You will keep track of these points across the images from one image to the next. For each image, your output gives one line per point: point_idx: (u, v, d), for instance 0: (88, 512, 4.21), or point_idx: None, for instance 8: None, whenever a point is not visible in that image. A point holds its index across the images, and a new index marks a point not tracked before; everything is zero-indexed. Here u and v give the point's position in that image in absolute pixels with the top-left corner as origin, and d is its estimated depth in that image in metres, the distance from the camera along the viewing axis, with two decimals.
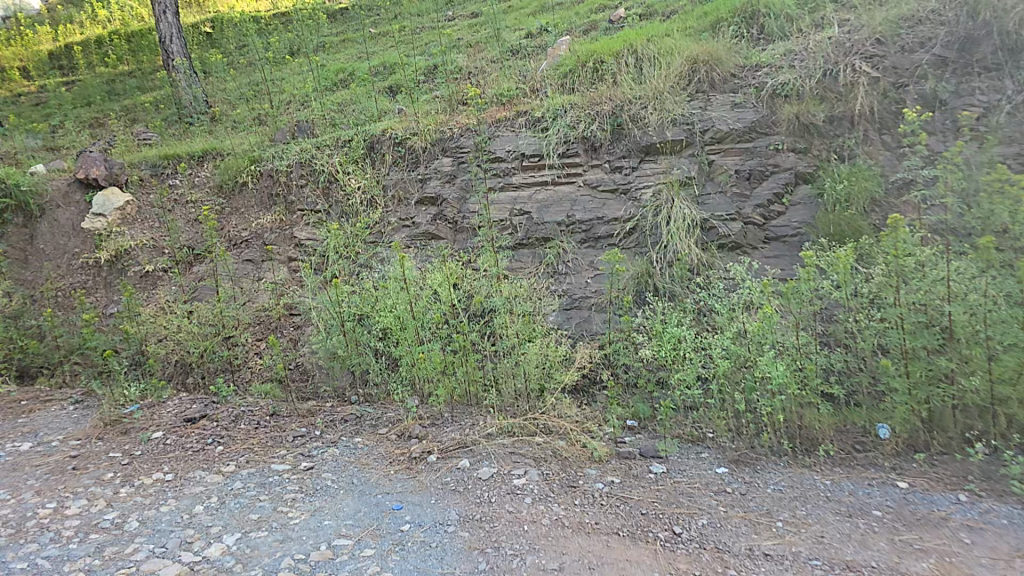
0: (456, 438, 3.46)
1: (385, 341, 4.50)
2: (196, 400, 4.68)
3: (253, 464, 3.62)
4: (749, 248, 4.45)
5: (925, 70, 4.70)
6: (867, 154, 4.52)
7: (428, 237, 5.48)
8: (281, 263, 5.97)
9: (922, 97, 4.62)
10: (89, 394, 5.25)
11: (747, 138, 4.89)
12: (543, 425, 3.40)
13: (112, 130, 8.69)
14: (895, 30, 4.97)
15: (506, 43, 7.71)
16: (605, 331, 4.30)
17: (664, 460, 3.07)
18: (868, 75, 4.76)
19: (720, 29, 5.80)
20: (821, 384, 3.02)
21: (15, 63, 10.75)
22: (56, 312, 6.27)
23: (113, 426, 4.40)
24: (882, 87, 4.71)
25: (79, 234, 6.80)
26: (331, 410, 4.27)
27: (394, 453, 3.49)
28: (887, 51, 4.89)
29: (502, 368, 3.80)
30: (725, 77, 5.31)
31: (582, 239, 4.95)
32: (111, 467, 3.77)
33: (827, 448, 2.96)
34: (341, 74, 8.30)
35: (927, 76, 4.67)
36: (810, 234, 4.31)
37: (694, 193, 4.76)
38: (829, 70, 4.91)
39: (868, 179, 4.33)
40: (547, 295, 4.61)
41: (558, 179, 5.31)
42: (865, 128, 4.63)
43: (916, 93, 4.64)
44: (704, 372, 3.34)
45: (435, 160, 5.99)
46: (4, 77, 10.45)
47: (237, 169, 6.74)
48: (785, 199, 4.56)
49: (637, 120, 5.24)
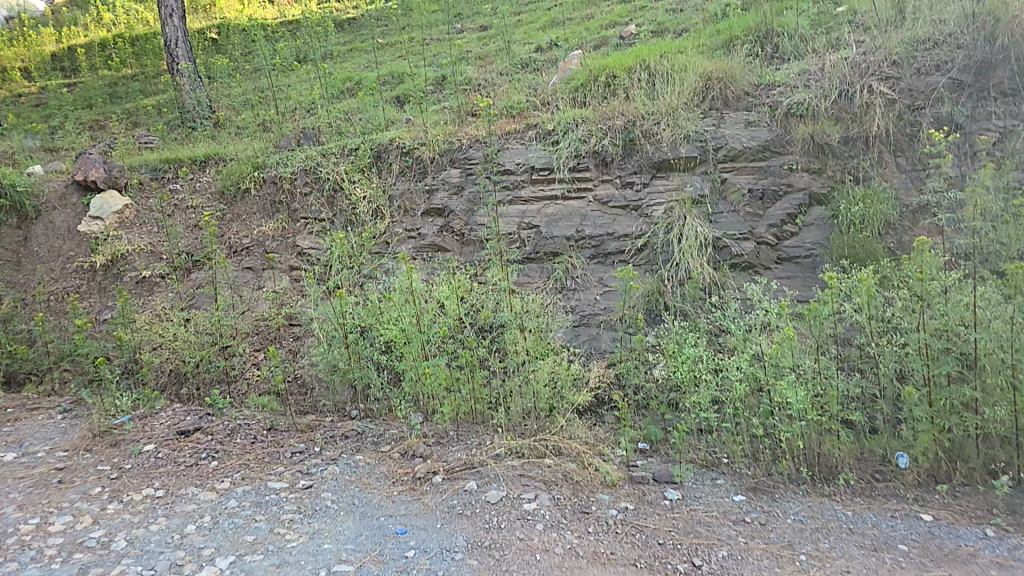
0: (462, 458, 3.35)
1: (388, 354, 4.41)
2: (190, 412, 4.54)
3: (248, 482, 3.48)
4: (761, 268, 4.42)
5: (941, 93, 4.71)
6: (881, 176, 4.54)
7: (435, 249, 5.43)
8: (283, 272, 5.88)
9: (937, 121, 4.63)
10: (78, 402, 5.09)
11: (760, 157, 4.88)
12: (553, 446, 3.30)
13: (113, 133, 8.61)
14: (910, 53, 4.99)
15: (516, 55, 7.73)
16: (615, 350, 4.29)
17: (679, 486, 2.97)
18: (884, 97, 4.77)
19: (733, 47, 5.84)
20: (842, 411, 2.95)
21: (17, 63, 10.70)
22: (47, 316, 6.14)
23: (103, 437, 4.24)
24: (897, 109, 4.72)
25: (75, 237, 6.68)
26: (331, 426, 4.15)
27: (397, 473, 3.38)
28: (902, 73, 4.90)
29: (513, 385, 3.73)
30: (739, 94, 5.33)
31: (592, 255, 4.92)
32: (98, 481, 3.62)
33: (847, 477, 2.87)
34: (349, 83, 8.29)
35: (942, 100, 4.68)
36: (823, 256, 4.29)
37: (706, 211, 4.74)
38: (844, 91, 4.93)
39: (883, 202, 4.32)
40: (556, 311, 4.56)
41: (568, 193, 5.29)
42: (880, 149, 4.65)
43: (931, 116, 4.66)
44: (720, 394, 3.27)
45: (443, 171, 5.96)
46: (5, 76, 10.38)
47: (240, 175, 6.66)
48: (799, 219, 4.55)
49: (649, 136, 5.24)
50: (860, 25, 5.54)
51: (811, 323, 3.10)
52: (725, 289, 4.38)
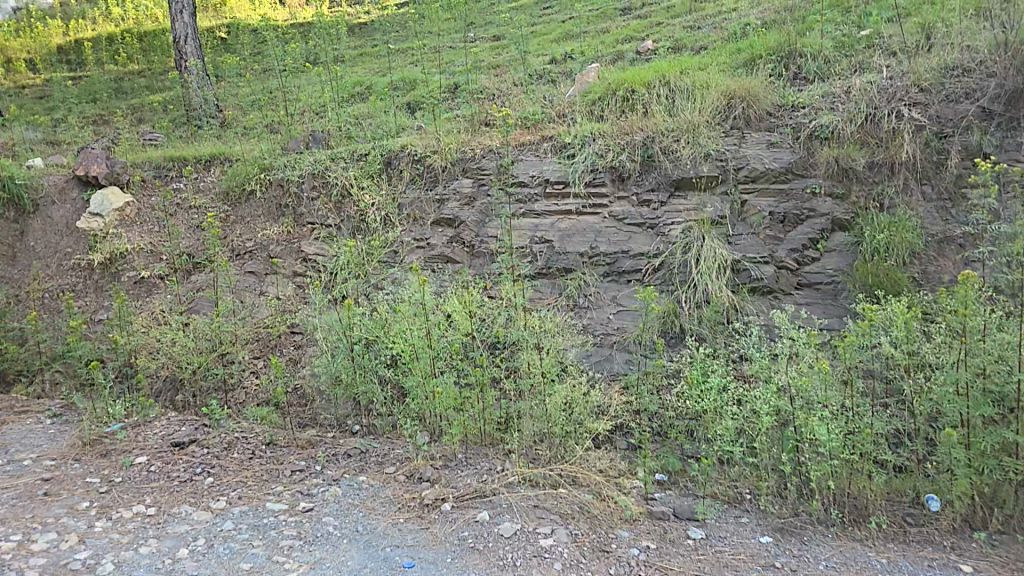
0: (471, 485, 3.22)
1: (394, 369, 4.28)
2: (185, 423, 4.35)
3: (245, 502, 3.31)
4: (781, 293, 4.36)
5: (970, 121, 4.65)
6: (906, 204, 4.47)
7: (444, 260, 5.35)
8: (286, 278, 5.75)
9: (966, 150, 4.57)
10: (69, 407, 4.90)
11: (782, 179, 4.82)
12: (568, 475, 3.17)
13: (117, 128, 8.48)
14: (938, 80, 4.95)
15: (531, 66, 7.68)
16: (628, 372, 4.17)
17: (703, 524, 2.83)
18: (914, 122, 4.71)
19: (756, 66, 5.80)
20: (875, 450, 2.83)
21: (22, 55, 10.61)
22: (41, 314, 5.98)
23: (93, 446, 4.07)
24: (925, 136, 4.65)
25: (73, 233, 6.52)
26: (333, 442, 4.00)
27: (403, 498, 3.22)
28: (932, 99, 4.85)
29: (527, 406, 3.60)
30: (761, 114, 5.29)
31: (606, 272, 4.83)
32: (86, 496, 3.44)
33: (878, 520, 2.74)
34: (359, 88, 8.23)
35: (972, 128, 4.63)
36: (846, 284, 4.25)
37: (725, 232, 4.68)
38: (871, 115, 4.87)
39: (909, 230, 4.25)
40: (568, 329, 4.42)
41: (583, 209, 5.20)
42: (906, 176, 4.57)
43: (960, 144, 4.59)
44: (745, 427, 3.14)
45: (454, 181, 5.88)
46: (9, 67, 10.28)
47: (245, 177, 6.52)
48: (821, 244, 4.49)
49: (669, 152, 5.16)
50: (886, 49, 5.49)
51: (843, 354, 2.98)
52: (744, 314, 4.30)
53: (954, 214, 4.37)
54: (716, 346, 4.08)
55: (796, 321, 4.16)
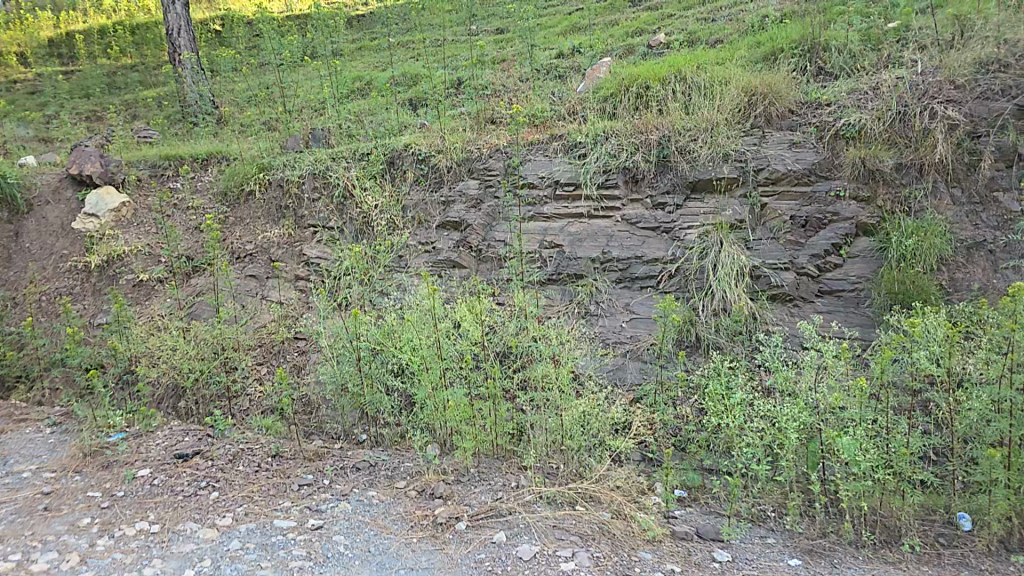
0: (487, 503, 3.15)
1: (401, 377, 4.20)
2: (188, 433, 4.24)
3: (252, 518, 3.20)
4: (801, 300, 4.53)
5: (1006, 120, 4.67)
6: (934, 207, 4.56)
7: (451, 265, 5.33)
8: (288, 282, 5.63)
9: (1000, 150, 4.61)
10: (69, 415, 4.77)
11: (805, 181, 4.90)
12: (582, 492, 3.14)
13: (111, 125, 8.32)
14: (970, 75, 4.92)
15: (537, 61, 7.55)
16: (643, 382, 4.31)
17: (727, 546, 2.76)
18: (947, 122, 4.72)
19: (777, 61, 5.85)
20: (912, 471, 2.75)
21: (12, 48, 10.45)
22: (39, 318, 5.86)
23: (94, 457, 3.96)
24: (957, 136, 4.67)
25: (68, 234, 6.38)
26: (341, 455, 3.89)
27: (415, 516, 3.12)
28: (964, 96, 4.84)
29: (542, 418, 3.56)
30: (784, 112, 5.32)
31: (618, 279, 4.95)
32: (86, 511, 3.32)
33: (911, 542, 2.68)
34: (359, 84, 8.11)
35: (1007, 128, 4.64)
36: (869, 292, 4.39)
37: (744, 237, 4.83)
38: (901, 113, 4.87)
39: (937, 235, 4.38)
40: (584, 339, 4.56)
41: (593, 212, 5.30)
42: (935, 177, 4.63)
43: (994, 145, 4.62)
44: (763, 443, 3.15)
45: (461, 182, 5.85)
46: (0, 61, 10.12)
47: (244, 177, 6.39)
48: (843, 250, 4.61)
49: (685, 152, 5.24)
50: (911, 43, 5.48)
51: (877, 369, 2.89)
52: (762, 321, 4.48)
53: (984, 218, 4.47)
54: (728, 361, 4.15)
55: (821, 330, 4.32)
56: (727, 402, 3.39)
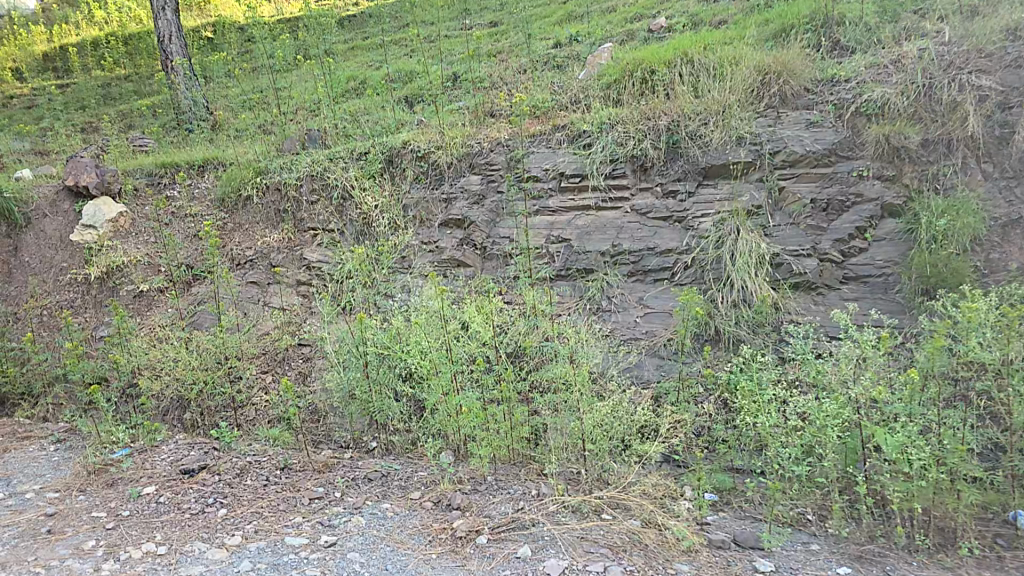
0: (507, 514, 3.00)
1: (410, 382, 4.05)
2: (194, 447, 4.08)
3: (263, 536, 3.02)
4: (826, 287, 4.48)
5: None
6: (965, 183, 4.50)
7: (456, 265, 5.22)
8: (290, 288, 5.48)
9: None
10: (72, 431, 4.63)
11: (826, 162, 4.89)
12: (608, 500, 3.01)
13: (106, 134, 8.19)
14: (999, 43, 4.87)
15: (535, 52, 7.37)
16: (660, 379, 4.19)
17: (769, 554, 2.65)
18: (975, 95, 4.67)
19: (790, 37, 5.86)
20: (970, 470, 2.61)
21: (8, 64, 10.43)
22: (40, 333, 5.74)
23: (99, 475, 3.80)
24: (987, 107, 4.62)
25: (67, 247, 6.25)
26: (351, 466, 3.72)
27: (432, 529, 2.97)
28: (992, 66, 4.78)
29: (560, 421, 3.45)
30: (799, 90, 5.35)
31: (630, 272, 4.89)
32: (91, 533, 3.14)
33: (970, 546, 2.56)
34: (352, 83, 7.94)
35: None
36: (897, 276, 4.33)
37: (763, 224, 4.80)
38: (926, 86, 4.88)
39: (970, 214, 4.27)
40: (597, 337, 4.42)
41: (602, 203, 5.24)
42: (965, 153, 4.58)
43: None
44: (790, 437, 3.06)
45: (462, 178, 5.70)
46: None
47: (241, 182, 6.23)
48: (869, 233, 4.57)
49: (696, 137, 5.22)
50: (931, 13, 5.44)
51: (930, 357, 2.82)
52: (785, 312, 4.42)
53: (1018, 193, 4.36)
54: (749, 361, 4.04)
55: (856, 319, 4.25)
56: (755, 397, 3.35)
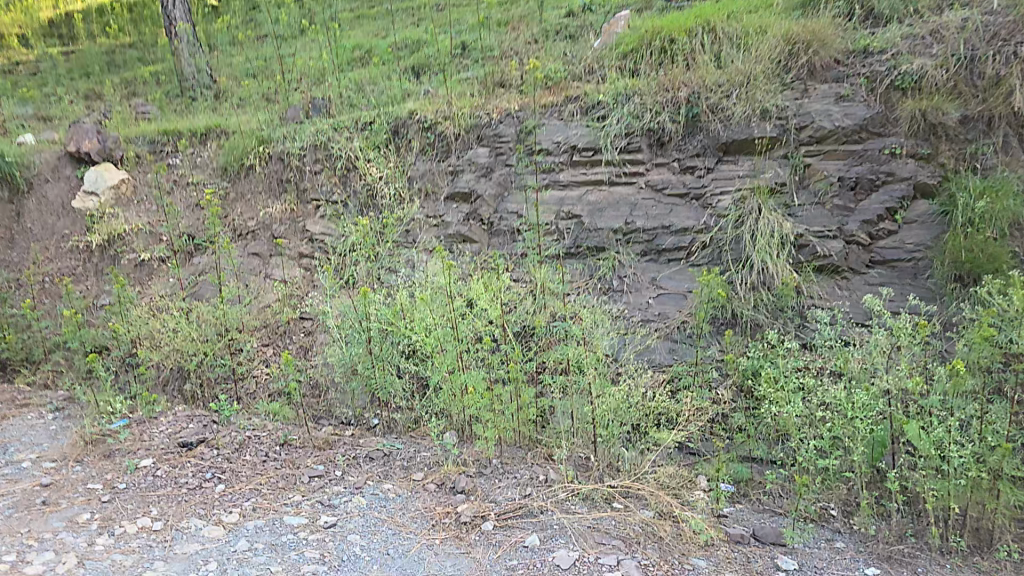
0: (514, 499, 2.88)
1: (413, 359, 3.92)
2: (193, 419, 3.96)
3: (261, 514, 2.92)
4: (852, 270, 4.29)
5: None
6: (1004, 163, 4.34)
7: (462, 240, 5.03)
8: (293, 260, 5.32)
9: None
10: (71, 400, 4.52)
11: (856, 138, 4.63)
12: (620, 489, 2.89)
13: (108, 102, 7.97)
14: None
15: (547, 21, 7.03)
16: (673, 363, 4.04)
17: (792, 552, 2.63)
18: (1021, 69, 4.49)
19: (819, 6, 5.53)
20: (1013, 470, 2.58)
21: (13, 30, 10.20)
22: (42, 301, 5.63)
23: (95, 445, 3.69)
24: None
25: (69, 214, 6.10)
26: (352, 443, 3.61)
27: (436, 513, 2.86)
28: None
29: (569, 404, 3.31)
30: (829, 62, 5.03)
31: (643, 251, 4.68)
32: (86, 506, 3.05)
33: (1007, 548, 2.60)
34: (357, 52, 7.62)
35: None
36: (928, 261, 4.17)
37: (787, 203, 4.56)
38: (970, 58, 4.67)
39: (1010, 196, 4.11)
40: (607, 317, 4.25)
41: (615, 179, 5.00)
42: (1005, 131, 4.41)
43: None
44: (813, 429, 3.08)
45: (469, 150, 5.46)
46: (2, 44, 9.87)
47: (243, 151, 6.01)
48: (899, 215, 4.37)
49: (717, 110, 4.95)
50: None
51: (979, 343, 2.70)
52: (808, 296, 4.22)
53: None
54: (771, 347, 3.83)
55: (889, 305, 4.10)
56: (777, 385, 3.32)
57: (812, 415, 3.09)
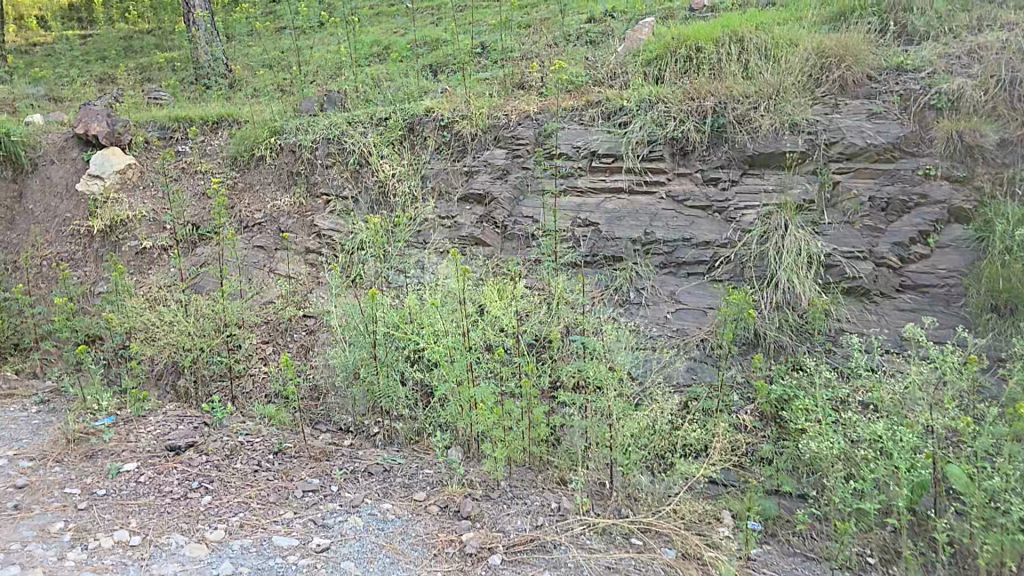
0: (524, 531, 2.68)
1: (418, 366, 3.71)
2: (184, 420, 3.76)
3: (247, 532, 2.70)
4: (881, 295, 4.04)
5: None
6: None
7: (474, 243, 4.81)
8: (298, 255, 5.13)
9: None
10: (57, 393, 4.32)
11: (889, 157, 4.41)
12: (640, 524, 2.70)
13: (121, 86, 7.82)
14: None
15: (569, 26, 6.84)
16: (692, 384, 3.79)
17: None
18: None
19: (851, 21, 5.34)
20: None
21: (34, 12, 10.16)
22: (38, 285, 5.45)
23: (78, 444, 3.49)
24: None
25: (71, 196, 5.92)
26: (353, 454, 3.40)
27: (439, 540, 2.64)
28: None
29: (587, 425, 3.06)
30: (861, 78, 4.81)
31: (663, 263, 4.45)
32: (60, 513, 2.83)
33: None
34: (374, 48, 7.44)
35: None
36: (962, 288, 3.94)
37: (815, 220, 4.33)
38: (1008, 81, 4.45)
39: None
40: (628, 331, 4.00)
41: (635, 187, 4.78)
42: None
43: None
44: (847, 467, 2.92)
45: (485, 151, 5.26)
46: (23, 25, 9.85)
47: (254, 141, 5.84)
48: (931, 239, 4.14)
49: (743, 121, 4.73)
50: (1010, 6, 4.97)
51: None
52: (835, 319, 3.98)
53: None
54: (796, 374, 3.62)
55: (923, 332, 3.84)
56: (809, 418, 3.17)
57: (845, 450, 2.88)
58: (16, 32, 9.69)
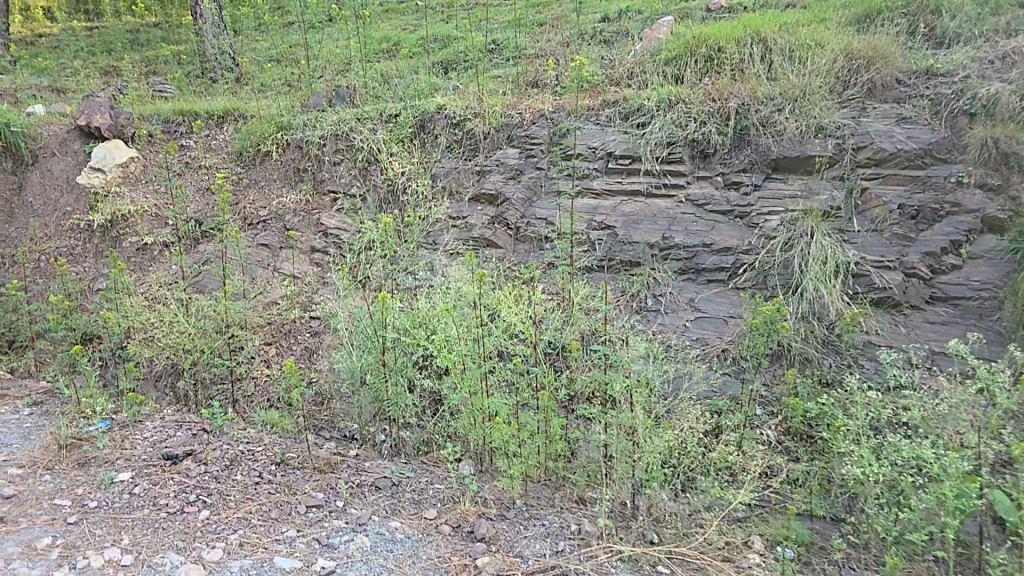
0: (544, 557, 2.50)
1: (428, 374, 3.55)
2: (182, 427, 3.59)
3: (247, 553, 2.52)
4: (911, 307, 3.86)
5: None
6: None
7: (485, 244, 4.63)
8: (303, 254, 4.97)
9: None
10: (52, 395, 4.16)
11: (919, 163, 4.23)
12: (669, 552, 2.54)
13: (126, 79, 7.66)
14: None
15: (585, 24, 6.67)
16: (714, 397, 3.62)
17: None
18: None
19: (878, 24, 5.17)
20: None
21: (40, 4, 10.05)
22: (36, 281, 5.28)
23: (70, 451, 3.31)
24: None
25: (72, 190, 5.76)
26: (359, 467, 3.23)
27: (451, 565, 2.46)
28: None
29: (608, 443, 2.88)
30: (889, 82, 4.64)
31: (682, 269, 4.28)
32: (47, 528, 2.66)
33: None
34: (384, 44, 7.28)
35: None
36: (997, 301, 3.75)
37: (841, 228, 4.16)
38: None
39: None
40: (646, 339, 3.82)
41: (653, 190, 4.61)
42: None
43: None
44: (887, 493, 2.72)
45: (498, 150, 5.10)
46: (29, 17, 9.73)
47: (261, 137, 5.68)
48: (964, 249, 3.96)
49: (767, 124, 4.56)
50: None
51: None
52: (864, 331, 3.80)
53: None
54: (824, 390, 3.44)
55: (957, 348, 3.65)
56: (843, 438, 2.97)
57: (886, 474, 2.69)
58: (22, 24, 9.58)
